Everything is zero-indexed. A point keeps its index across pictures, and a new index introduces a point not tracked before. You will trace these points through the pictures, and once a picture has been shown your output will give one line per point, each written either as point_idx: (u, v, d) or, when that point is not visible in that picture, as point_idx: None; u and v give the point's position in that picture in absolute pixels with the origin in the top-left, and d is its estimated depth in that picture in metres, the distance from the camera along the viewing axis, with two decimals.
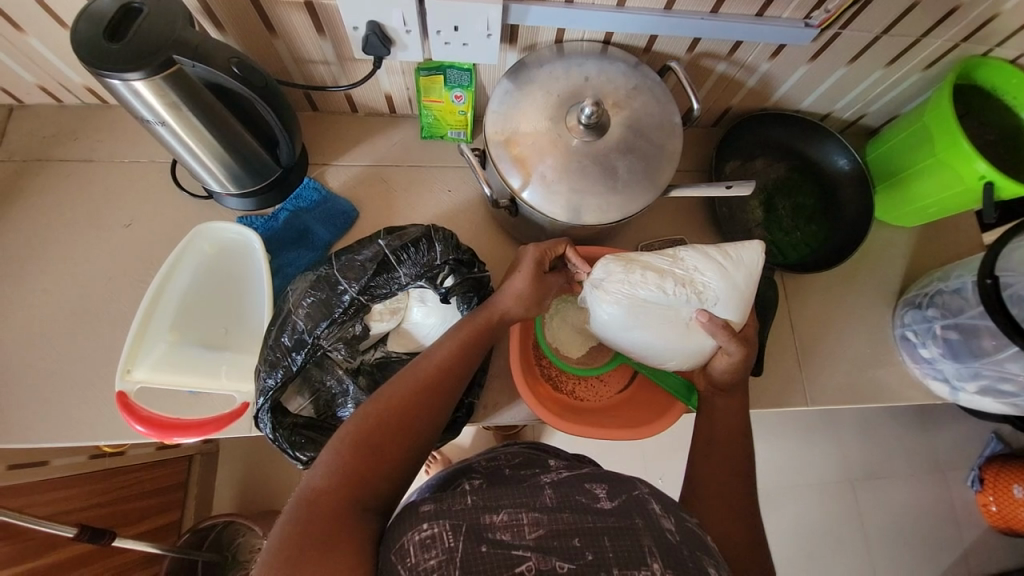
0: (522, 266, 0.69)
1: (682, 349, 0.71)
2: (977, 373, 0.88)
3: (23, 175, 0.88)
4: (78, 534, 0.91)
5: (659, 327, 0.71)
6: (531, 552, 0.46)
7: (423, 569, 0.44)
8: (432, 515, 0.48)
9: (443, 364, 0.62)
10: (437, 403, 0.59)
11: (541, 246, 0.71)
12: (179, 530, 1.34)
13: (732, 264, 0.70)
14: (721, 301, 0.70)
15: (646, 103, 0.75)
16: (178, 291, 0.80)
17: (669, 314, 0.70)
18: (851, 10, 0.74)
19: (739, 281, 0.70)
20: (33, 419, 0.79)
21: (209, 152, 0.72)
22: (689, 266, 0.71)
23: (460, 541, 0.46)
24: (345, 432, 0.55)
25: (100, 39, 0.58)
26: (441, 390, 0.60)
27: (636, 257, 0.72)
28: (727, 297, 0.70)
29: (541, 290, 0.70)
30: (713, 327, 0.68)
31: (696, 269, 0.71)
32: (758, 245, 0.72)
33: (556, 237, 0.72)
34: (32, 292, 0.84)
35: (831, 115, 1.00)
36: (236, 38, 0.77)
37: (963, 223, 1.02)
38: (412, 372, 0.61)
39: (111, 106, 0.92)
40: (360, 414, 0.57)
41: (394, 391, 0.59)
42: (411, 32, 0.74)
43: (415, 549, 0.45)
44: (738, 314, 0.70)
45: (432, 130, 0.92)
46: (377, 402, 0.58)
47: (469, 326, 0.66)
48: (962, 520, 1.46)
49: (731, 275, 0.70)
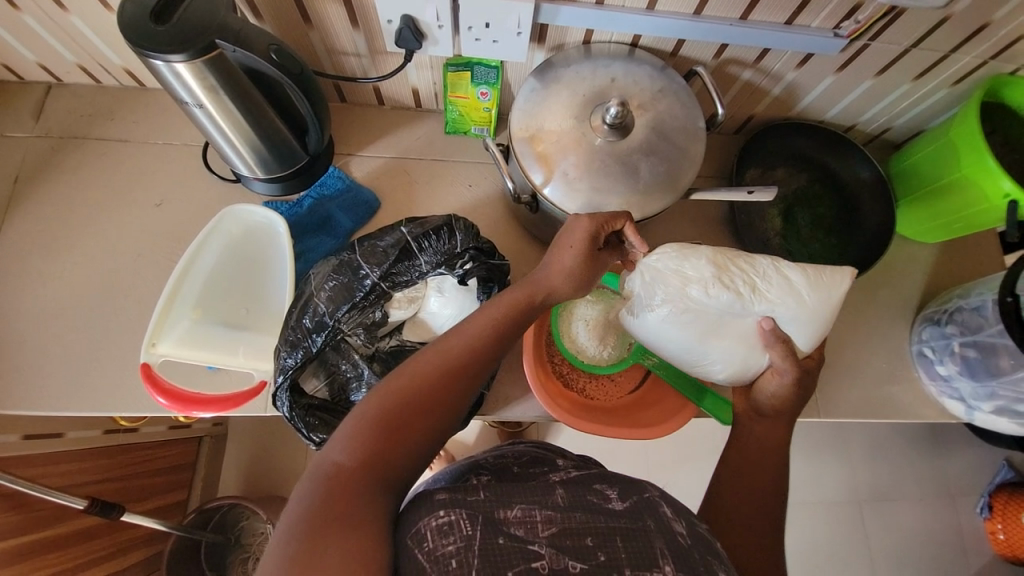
0: (571, 241, 0.67)
1: (732, 355, 0.71)
2: (994, 394, 0.85)
3: (58, 152, 0.91)
4: (88, 506, 0.93)
5: (713, 326, 0.71)
6: (545, 549, 0.47)
7: (441, 554, 0.45)
8: (449, 503, 0.49)
9: (475, 342, 0.60)
10: (462, 383, 0.58)
11: (599, 218, 0.68)
12: (185, 509, 1.36)
13: (811, 283, 0.68)
14: (794, 319, 0.68)
15: (671, 106, 0.76)
16: (203, 270, 0.82)
17: (725, 317, 0.71)
18: (881, 22, 0.74)
19: (814, 302, 0.68)
20: (55, 389, 0.81)
21: (241, 136, 0.74)
22: (763, 275, 0.69)
23: (478, 530, 0.47)
24: (369, 407, 0.53)
25: (146, 21, 0.60)
26: (471, 368, 0.59)
27: (705, 251, 0.71)
28: (797, 313, 0.68)
29: (590, 269, 0.68)
30: (772, 337, 0.68)
31: (769, 280, 0.69)
32: (849, 273, 0.70)
33: (614, 212, 0.70)
34: (59, 265, 0.86)
35: (855, 128, 1.00)
36: (271, 27, 0.79)
37: (984, 242, 1.01)
38: (439, 349, 0.59)
39: (147, 88, 0.95)
40: (384, 388, 0.55)
41: (420, 367, 0.57)
42: (443, 27, 0.75)
43: (433, 534, 0.46)
44: (806, 334, 0.69)
45: (457, 125, 0.94)
46: (404, 377, 0.56)
47: (500, 301, 0.64)
48: (969, 547, 1.44)
49: (806, 295, 0.68)
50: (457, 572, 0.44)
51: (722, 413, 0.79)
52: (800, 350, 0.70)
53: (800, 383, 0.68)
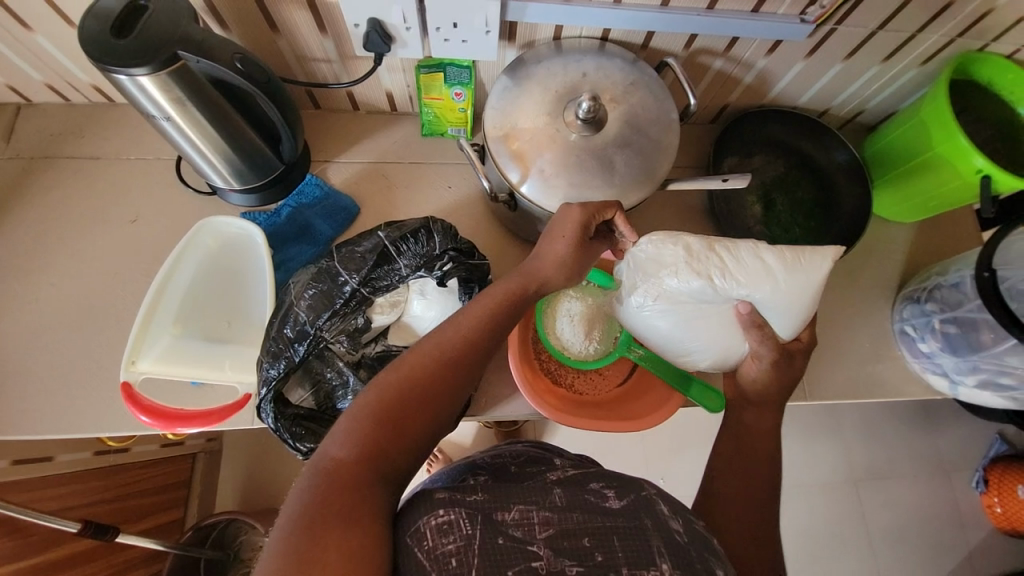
0: (561, 231, 0.68)
1: (712, 340, 0.74)
2: (976, 367, 0.86)
3: (30, 172, 0.90)
4: (81, 529, 0.91)
5: (691, 314, 0.73)
6: (543, 551, 0.47)
7: (441, 554, 0.45)
8: (449, 501, 0.49)
9: (470, 335, 0.60)
10: (460, 375, 0.57)
11: (589, 207, 0.69)
12: (182, 527, 1.35)
13: (789, 265, 0.66)
14: (772, 303, 0.67)
15: (644, 99, 0.76)
16: (181, 284, 0.82)
17: (704, 305, 0.71)
18: (846, 6, 0.75)
19: (793, 285, 0.66)
20: (38, 412, 0.80)
21: (213, 148, 0.73)
22: (740, 260, 0.68)
23: (478, 529, 0.47)
24: (367, 400, 0.53)
25: (107, 34, 0.60)
26: (466, 362, 0.58)
27: (682, 238, 0.71)
28: (775, 298, 0.66)
29: (581, 258, 0.69)
30: (748, 321, 0.67)
31: (746, 264, 0.67)
32: (833, 250, 0.66)
33: (605, 200, 0.70)
34: (37, 287, 0.85)
35: (829, 111, 1.01)
36: (239, 36, 0.79)
37: (962, 218, 1.02)
38: (435, 342, 0.59)
39: (117, 104, 0.93)
40: (381, 380, 0.54)
41: (417, 359, 0.57)
42: (411, 29, 0.75)
43: (433, 533, 0.46)
44: (787, 320, 0.68)
45: (433, 127, 0.93)
46: (402, 369, 0.56)
47: (495, 294, 0.64)
48: (966, 521, 1.46)
49: (784, 277, 0.66)
50: (457, 571, 0.44)
51: (710, 401, 0.79)
52: (782, 335, 0.69)
53: (785, 368, 0.69)
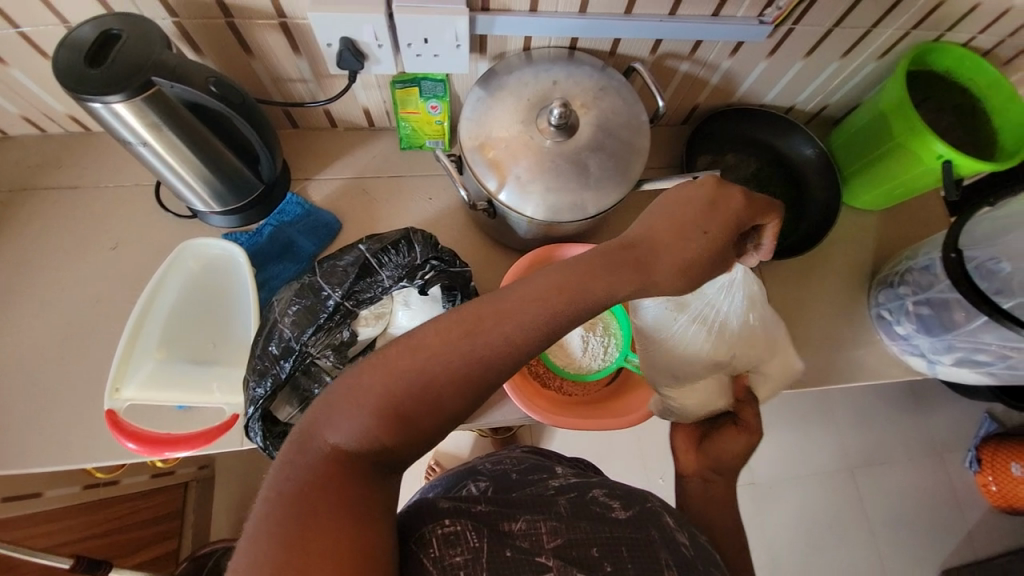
0: (708, 220, 0.57)
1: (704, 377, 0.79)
2: (951, 346, 0.89)
3: (8, 204, 0.90)
4: (73, 565, 0.88)
5: (719, 349, 0.79)
6: (553, 560, 0.47)
7: (449, 564, 0.44)
8: (454, 512, 0.48)
9: (512, 328, 0.50)
10: (491, 368, 0.50)
11: (756, 205, 0.58)
12: (177, 558, 1.31)
13: (793, 360, 0.83)
14: (765, 378, 0.81)
15: (613, 103, 0.78)
16: (164, 309, 0.81)
17: (737, 349, 0.80)
18: (801, 7, 0.79)
19: (788, 370, 0.82)
20: (22, 446, 0.79)
21: (191, 169, 0.74)
22: (777, 337, 0.82)
23: (485, 541, 0.46)
24: (376, 388, 0.47)
25: (79, 65, 0.61)
26: (499, 358, 0.50)
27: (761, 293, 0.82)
28: (771, 378, 0.81)
29: (712, 260, 0.57)
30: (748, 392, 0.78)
31: (778, 342, 0.82)
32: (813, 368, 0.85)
33: (773, 204, 0.60)
34: (18, 319, 0.84)
35: (794, 108, 1.04)
36: (213, 60, 0.80)
37: (928, 204, 1.05)
38: (469, 332, 0.49)
39: (94, 132, 0.94)
40: (399, 370, 0.48)
41: (449, 347, 0.49)
42: (383, 46, 0.76)
43: (439, 542, 0.46)
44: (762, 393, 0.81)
45: (411, 141, 0.95)
46: (422, 361, 0.48)
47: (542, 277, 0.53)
48: (963, 501, 1.48)
49: (789, 365, 0.82)
50: None
51: None
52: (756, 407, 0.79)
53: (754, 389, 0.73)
